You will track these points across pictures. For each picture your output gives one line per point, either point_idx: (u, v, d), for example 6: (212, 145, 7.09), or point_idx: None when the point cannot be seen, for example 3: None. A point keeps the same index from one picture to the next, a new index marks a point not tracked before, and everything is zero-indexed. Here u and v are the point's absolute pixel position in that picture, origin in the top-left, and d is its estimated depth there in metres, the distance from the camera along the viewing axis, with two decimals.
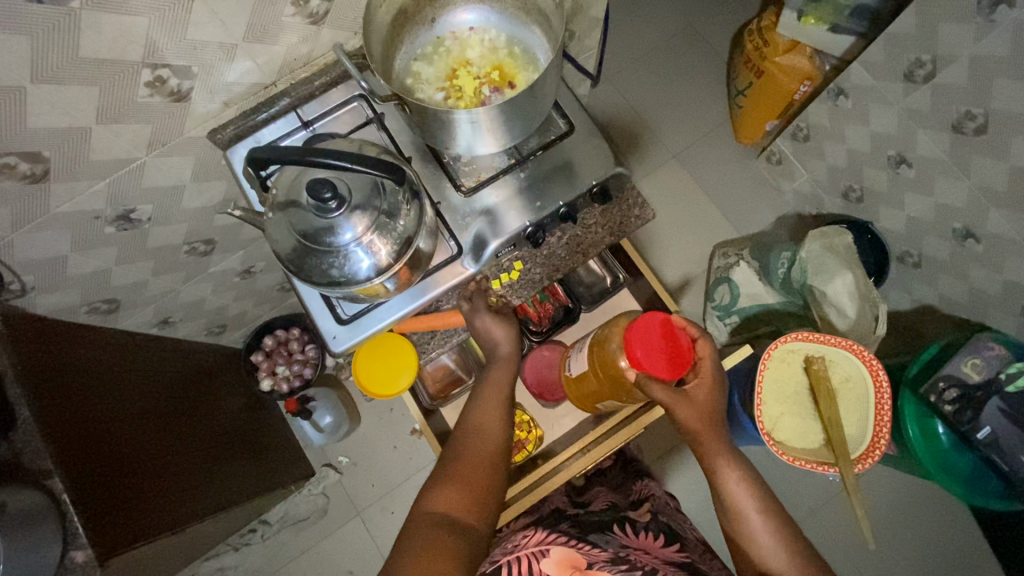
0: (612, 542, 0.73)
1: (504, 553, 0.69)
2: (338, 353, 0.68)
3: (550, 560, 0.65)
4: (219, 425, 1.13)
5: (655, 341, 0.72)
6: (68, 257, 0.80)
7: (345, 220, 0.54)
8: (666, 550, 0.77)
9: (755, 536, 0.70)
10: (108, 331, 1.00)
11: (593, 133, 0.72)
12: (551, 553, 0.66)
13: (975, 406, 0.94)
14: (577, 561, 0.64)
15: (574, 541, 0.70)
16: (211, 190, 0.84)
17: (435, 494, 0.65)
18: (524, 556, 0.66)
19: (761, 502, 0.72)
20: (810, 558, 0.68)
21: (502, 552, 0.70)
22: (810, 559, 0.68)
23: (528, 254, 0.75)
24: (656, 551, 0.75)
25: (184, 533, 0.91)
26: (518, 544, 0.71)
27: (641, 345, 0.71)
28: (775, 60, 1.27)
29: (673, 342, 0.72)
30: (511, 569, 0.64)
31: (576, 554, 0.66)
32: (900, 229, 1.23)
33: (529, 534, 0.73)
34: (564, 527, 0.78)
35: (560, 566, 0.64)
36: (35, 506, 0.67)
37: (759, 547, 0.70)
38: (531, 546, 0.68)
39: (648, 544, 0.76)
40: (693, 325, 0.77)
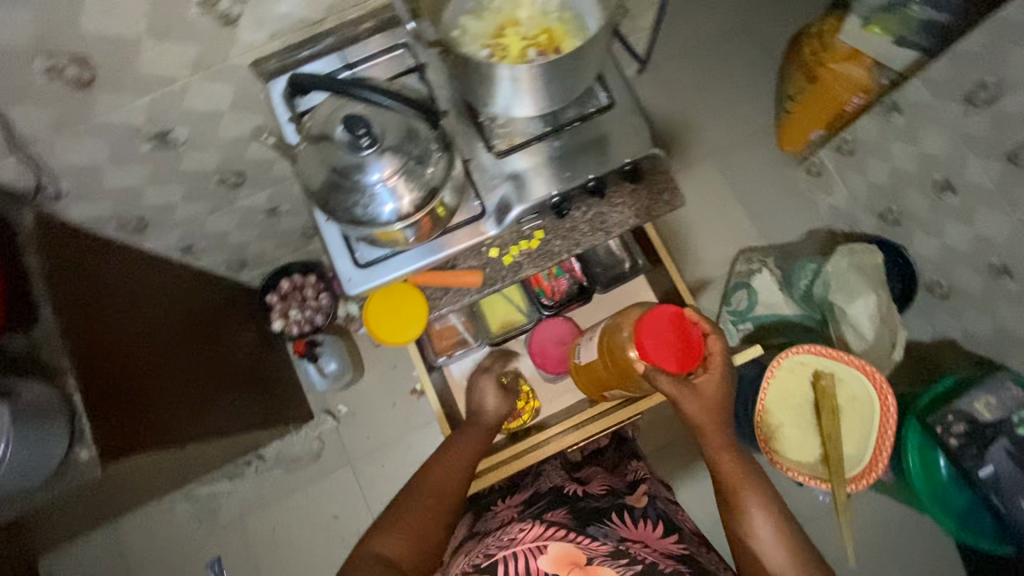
0: (610, 535, 0.70)
1: (500, 547, 0.68)
2: (352, 295, 0.69)
3: (547, 557, 0.64)
4: (230, 356, 1.17)
5: (667, 334, 0.72)
6: (104, 168, 0.81)
7: (374, 160, 0.54)
8: (665, 541, 0.73)
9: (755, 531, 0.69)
10: (134, 250, 1.03)
11: (633, 110, 0.71)
12: (549, 549, 0.65)
13: (982, 443, 0.93)
14: (577, 558, 0.63)
15: (573, 535, 0.69)
16: (247, 121, 0.85)
17: (384, 540, 0.71)
18: (522, 551, 0.65)
19: (766, 502, 0.70)
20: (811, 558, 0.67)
21: (497, 544, 0.69)
22: (812, 564, 0.67)
23: (551, 225, 0.74)
24: (654, 542, 0.72)
25: (186, 450, 0.96)
26: (513, 538, 0.69)
27: (653, 338, 0.71)
28: (831, 66, 1.25)
29: (685, 336, 0.72)
30: (506, 568, 0.64)
31: (577, 550, 0.65)
32: (933, 257, 1.20)
33: (525, 526, 0.72)
34: (560, 516, 0.74)
35: (558, 564, 0.63)
36: (50, 400, 0.71)
37: (759, 543, 0.68)
38: (527, 542, 0.67)
39: (647, 535, 0.74)
40: (707, 321, 0.79)
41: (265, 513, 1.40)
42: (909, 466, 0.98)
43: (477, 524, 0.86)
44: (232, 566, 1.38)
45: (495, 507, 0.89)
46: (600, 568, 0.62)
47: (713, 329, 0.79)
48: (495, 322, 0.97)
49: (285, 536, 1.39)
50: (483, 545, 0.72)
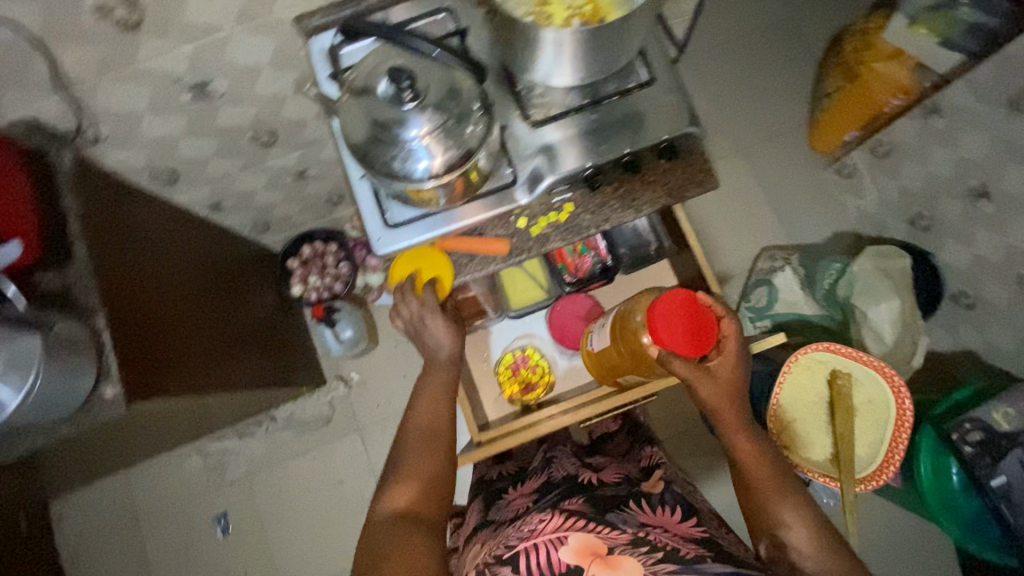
0: (630, 521, 0.67)
1: (519, 538, 0.65)
2: (380, 254, 0.69)
3: (568, 548, 0.60)
4: (248, 315, 1.19)
5: (678, 319, 0.72)
6: (143, 115, 0.83)
7: (415, 115, 0.54)
8: (685, 526, 0.70)
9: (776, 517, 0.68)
10: (164, 202, 1.05)
11: (674, 88, 0.70)
12: (569, 540, 0.61)
13: (997, 454, 0.91)
14: (598, 548, 0.59)
15: (592, 524, 0.65)
16: (284, 78, 0.86)
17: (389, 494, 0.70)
18: (541, 543, 0.62)
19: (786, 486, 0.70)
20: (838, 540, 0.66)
21: (517, 535, 0.66)
22: (839, 546, 0.65)
23: (581, 199, 0.74)
24: (675, 528, 0.69)
25: (205, 400, 0.97)
26: (533, 529, 0.66)
27: (667, 324, 0.72)
28: (872, 66, 1.22)
29: (698, 319, 0.73)
30: (527, 562, 0.60)
31: (597, 540, 0.61)
32: (962, 266, 1.18)
33: (545, 517, 0.68)
34: (576, 504, 0.72)
35: (579, 556, 0.59)
36: (80, 337, 0.73)
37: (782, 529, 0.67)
38: (548, 532, 0.63)
39: (666, 521, 0.70)
40: (718, 304, 0.78)
41: (272, 472, 1.42)
42: (920, 471, 0.98)
43: (491, 511, 0.85)
44: (238, 521, 1.41)
45: (507, 493, 0.88)
46: (621, 559, 0.58)
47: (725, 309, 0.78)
48: (517, 300, 0.99)
49: (291, 496, 1.41)
50: (504, 535, 0.70)
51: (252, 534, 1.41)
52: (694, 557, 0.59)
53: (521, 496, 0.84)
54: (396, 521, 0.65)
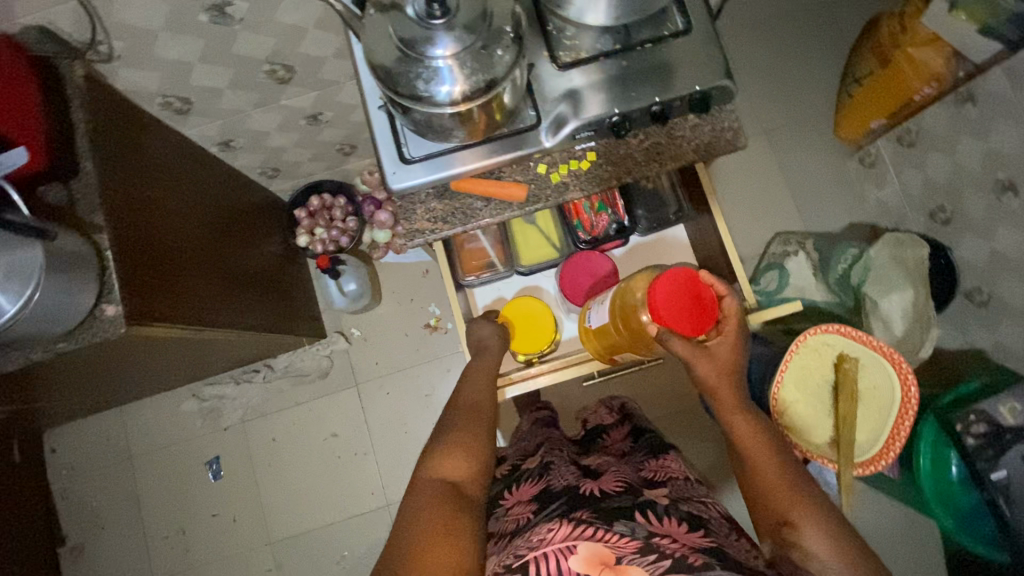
0: (637, 531, 0.63)
1: (529, 544, 0.63)
2: (393, 189, 0.68)
3: (578, 558, 0.58)
4: (252, 260, 1.17)
5: (680, 297, 0.70)
6: (159, 34, 0.80)
7: (442, 33, 0.52)
8: (693, 535, 0.65)
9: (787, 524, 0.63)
10: (175, 133, 1.02)
11: (710, 39, 0.67)
12: (578, 549, 0.59)
13: (1000, 448, 0.90)
14: (607, 557, 0.58)
15: (599, 530, 0.62)
16: (307, 7, 0.83)
17: (431, 467, 0.69)
18: (551, 552, 0.59)
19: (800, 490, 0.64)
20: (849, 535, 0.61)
21: (526, 544, 0.63)
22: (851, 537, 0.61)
23: (604, 149, 0.72)
24: (682, 535, 0.64)
25: (201, 335, 0.96)
26: (541, 539, 0.63)
27: (666, 305, 0.70)
28: (908, 51, 1.16)
29: (699, 299, 0.71)
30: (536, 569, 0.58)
31: (604, 548, 0.59)
32: (979, 262, 1.16)
33: (553, 525, 0.65)
34: (577, 512, 0.67)
35: (587, 565, 0.57)
36: (84, 253, 0.71)
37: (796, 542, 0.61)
38: (557, 542, 0.60)
39: (673, 529, 0.65)
40: (719, 282, 0.75)
41: (266, 421, 1.42)
42: (919, 464, 0.98)
43: (490, 522, 0.81)
44: (229, 466, 1.41)
45: (504, 500, 0.83)
46: (629, 568, 0.57)
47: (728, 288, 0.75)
48: (529, 257, 0.99)
49: (284, 445, 1.41)
50: (511, 546, 0.67)
51: (242, 481, 1.41)
52: (700, 565, 0.57)
53: (518, 501, 0.79)
54: (439, 497, 0.64)
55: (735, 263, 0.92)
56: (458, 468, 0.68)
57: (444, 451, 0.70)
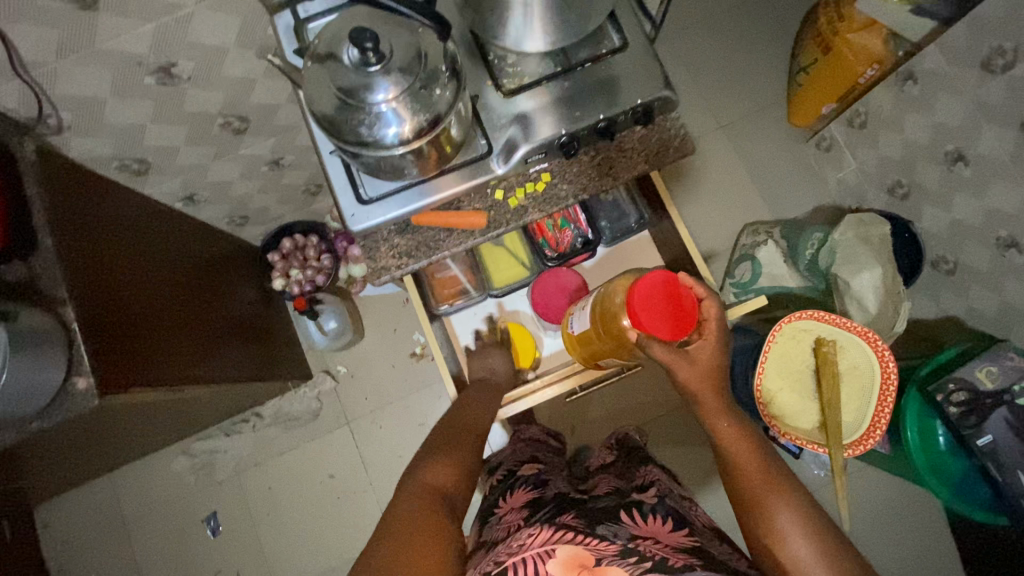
0: (620, 533, 0.65)
1: (507, 552, 0.62)
2: (354, 231, 0.68)
3: (556, 561, 0.58)
4: (228, 311, 1.16)
5: (659, 301, 0.72)
6: (107, 101, 0.80)
7: (380, 78, 0.53)
8: (676, 535, 0.67)
9: (785, 540, 0.62)
10: (135, 194, 1.02)
11: (647, 52, 0.69)
12: (557, 552, 0.59)
13: (981, 413, 0.92)
14: (585, 560, 0.58)
15: (582, 536, 0.63)
16: (254, 58, 0.84)
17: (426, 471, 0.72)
18: (527, 560, 0.58)
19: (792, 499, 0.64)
20: (832, 538, 0.61)
21: (505, 551, 0.63)
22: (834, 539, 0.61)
23: (558, 168, 0.74)
24: (665, 537, 0.66)
25: (182, 395, 0.95)
26: (521, 544, 0.62)
27: (646, 309, 0.71)
28: (847, 37, 1.19)
29: (679, 303, 0.72)
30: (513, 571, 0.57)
31: (584, 551, 0.59)
32: (941, 231, 1.18)
33: (534, 531, 0.65)
34: (566, 517, 0.68)
35: (565, 566, 0.57)
36: (49, 328, 0.70)
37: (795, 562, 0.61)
38: (535, 547, 0.60)
39: (656, 531, 0.68)
40: (700, 285, 0.76)
41: (261, 470, 1.40)
42: (908, 438, 0.99)
43: (484, 531, 0.80)
44: (227, 521, 1.39)
45: (497, 510, 0.82)
46: (608, 568, 0.57)
47: (708, 293, 0.77)
48: (501, 279, 1.00)
49: (281, 492, 1.40)
50: (492, 555, 0.66)
51: (243, 534, 1.38)
52: (682, 565, 0.58)
53: (512, 509, 0.79)
54: (426, 493, 0.67)
55: (700, 264, 0.94)
56: (443, 477, 0.71)
57: (434, 462, 0.74)
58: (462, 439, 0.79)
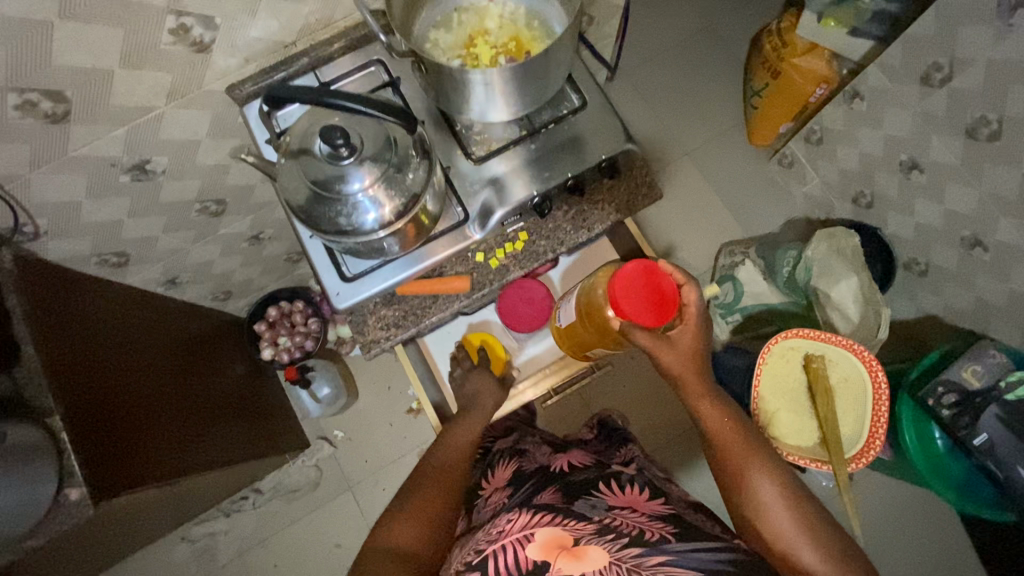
0: (598, 507, 0.68)
1: (489, 539, 0.64)
2: (340, 309, 0.69)
3: (535, 545, 0.60)
4: (217, 389, 1.15)
5: (639, 290, 0.71)
6: (83, 203, 0.81)
7: (355, 170, 0.54)
8: (652, 503, 0.71)
9: (770, 514, 0.65)
10: (115, 285, 1.02)
11: (606, 108, 0.72)
12: (536, 537, 0.62)
13: (973, 412, 0.93)
14: (564, 541, 0.60)
15: (561, 517, 0.65)
16: (225, 147, 0.85)
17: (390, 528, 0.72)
18: (508, 543, 0.61)
19: (772, 471, 0.68)
20: (809, 508, 0.65)
21: (485, 539, 0.65)
22: (810, 507, 0.66)
23: (534, 226, 0.76)
24: (642, 507, 0.70)
25: (178, 486, 0.93)
26: (500, 530, 0.65)
27: (627, 303, 0.71)
28: (793, 62, 1.27)
29: (659, 291, 0.72)
30: (495, 561, 0.59)
31: (563, 532, 0.61)
32: (908, 236, 1.23)
33: (513, 517, 0.68)
34: (546, 497, 0.72)
35: (546, 550, 0.59)
36: (33, 442, 0.69)
37: (779, 533, 0.64)
38: (515, 532, 0.63)
39: (634, 500, 0.71)
40: (678, 272, 0.75)
41: (264, 548, 1.36)
42: (906, 441, 1.00)
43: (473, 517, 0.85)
44: None
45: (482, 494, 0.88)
46: (588, 548, 0.58)
47: (688, 279, 0.76)
48: None
49: (288, 569, 1.35)
50: (472, 543, 0.68)
51: None
52: (657, 538, 0.60)
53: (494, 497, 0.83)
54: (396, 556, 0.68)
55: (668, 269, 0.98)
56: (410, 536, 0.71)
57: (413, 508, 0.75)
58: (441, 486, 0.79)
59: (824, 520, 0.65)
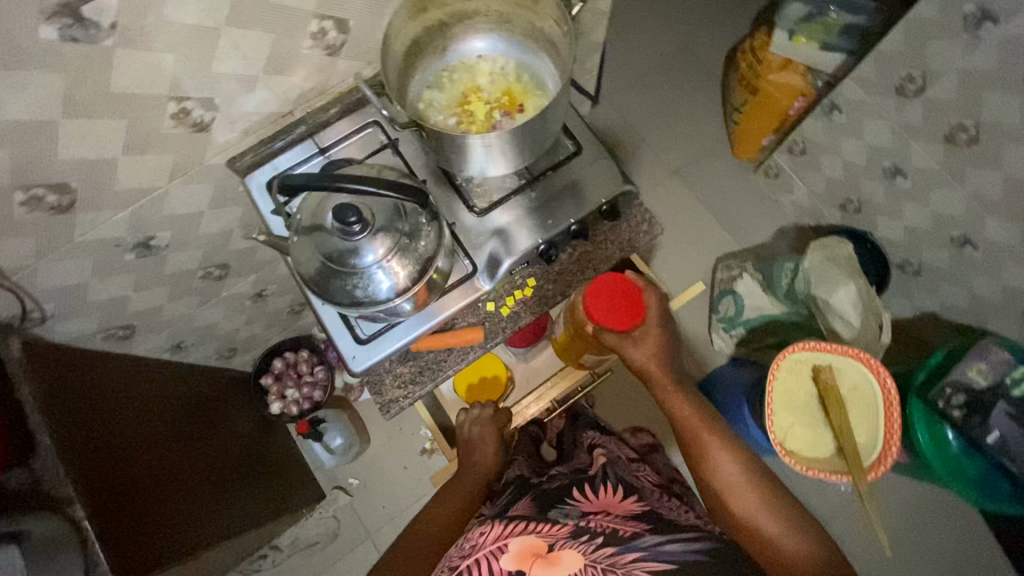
0: (572, 513, 0.69)
1: (461, 556, 0.63)
2: (357, 372, 0.69)
3: (509, 555, 0.59)
4: (226, 451, 1.13)
5: (610, 297, 0.74)
6: (88, 284, 0.81)
7: (368, 243, 0.55)
8: (626, 503, 0.72)
9: (734, 493, 0.69)
10: (121, 357, 1.01)
11: (601, 153, 0.74)
12: (510, 547, 0.61)
13: (983, 411, 0.95)
14: (538, 549, 0.59)
15: (533, 527, 0.65)
16: (227, 215, 0.86)
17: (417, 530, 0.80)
18: (482, 557, 0.60)
19: (734, 452, 0.72)
20: (769, 485, 0.69)
21: (458, 554, 0.64)
22: (769, 482, 0.70)
23: (541, 271, 0.77)
24: (617, 507, 0.70)
25: (194, 561, 0.92)
26: (474, 545, 0.65)
27: (601, 310, 0.74)
28: (768, 78, 1.29)
29: (627, 296, 0.75)
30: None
31: (537, 540, 0.61)
32: (899, 238, 1.25)
33: (485, 529, 0.68)
34: (521, 509, 0.73)
35: (519, 560, 0.58)
36: (58, 533, 0.68)
37: (743, 509, 0.68)
38: (488, 545, 0.62)
39: (608, 503, 0.72)
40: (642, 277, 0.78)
41: None
42: (920, 441, 1.00)
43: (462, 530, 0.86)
44: None
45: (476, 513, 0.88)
46: (561, 553, 0.59)
47: (649, 282, 0.79)
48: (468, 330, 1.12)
49: None
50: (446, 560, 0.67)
51: None
52: (631, 534, 0.62)
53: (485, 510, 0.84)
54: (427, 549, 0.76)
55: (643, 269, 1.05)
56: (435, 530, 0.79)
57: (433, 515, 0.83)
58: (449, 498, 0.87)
59: (782, 491, 0.69)
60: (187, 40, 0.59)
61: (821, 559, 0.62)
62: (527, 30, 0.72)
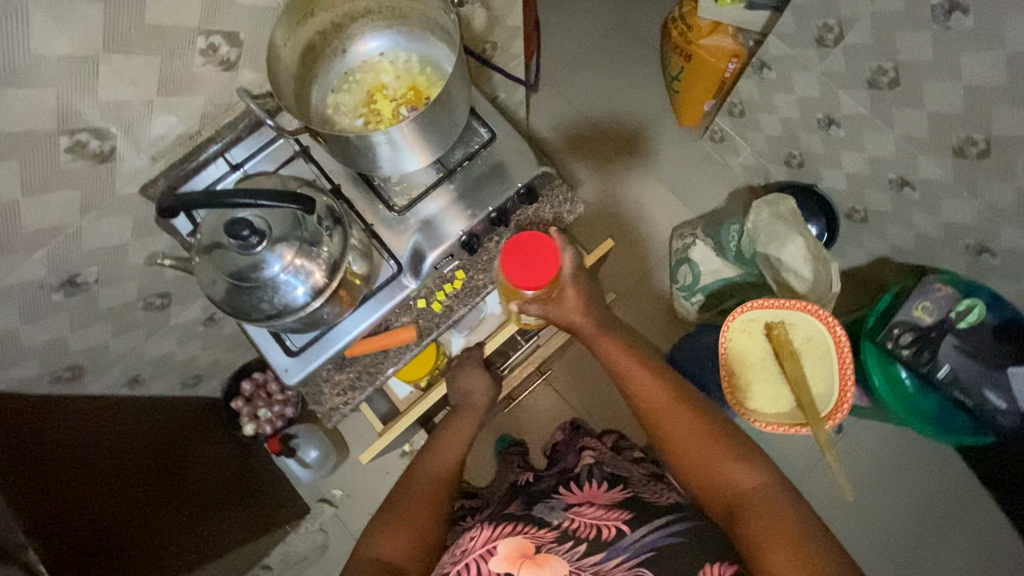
0: (557, 508, 0.70)
1: (452, 560, 0.64)
2: (292, 384, 0.69)
3: (499, 558, 0.62)
4: (191, 489, 1.16)
5: (527, 256, 0.71)
6: (20, 330, 0.79)
7: (270, 254, 0.55)
8: (610, 493, 0.74)
9: (666, 418, 0.73)
10: (78, 399, 0.98)
11: (514, 136, 0.74)
12: (499, 550, 0.63)
13: (932, 347, 0.97)
14: (526, 550, 0.62)
15: (521, 527, 0.67)
16: (155, 243, 0.85)
17: (418, 469, 0.80)
18: (472, 563, 0.62)
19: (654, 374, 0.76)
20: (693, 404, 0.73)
21: (449, 559, 0.65)
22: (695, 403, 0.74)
23: (469, 262, 0.78)
24: (600, 498, 0.72)
25: None
26: (463, 549, 0.65)
27: (509, 268, 0.71)
28: (700, 43, 1.29)
29: (540, 257, 0.72)
30: None
31: (524, 542, 0.64)
32: (842, 187, 1.26)
33: (475, 532, 0.68)
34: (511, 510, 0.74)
35: (509, 562, 0.61)
36: None
37: (671, 434, 0.72)
38: (477, 549, 0.64)
39: (593, 494, 0.74)
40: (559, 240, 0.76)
41: None
42: (876, 385, 1.02)
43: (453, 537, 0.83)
44: None
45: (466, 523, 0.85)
46: (549, 559, 0.61)
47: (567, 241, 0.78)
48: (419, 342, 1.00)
49: None
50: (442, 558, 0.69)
51: None
52: (614, 534, 0.64)
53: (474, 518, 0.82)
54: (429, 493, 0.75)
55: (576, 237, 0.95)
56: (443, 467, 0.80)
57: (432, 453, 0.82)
58: (453, 436, 0.85)
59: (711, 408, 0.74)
60: (66, 70, 0.58)
61: (751, 481, 0.65)
62: (422, 21, 0.71)
